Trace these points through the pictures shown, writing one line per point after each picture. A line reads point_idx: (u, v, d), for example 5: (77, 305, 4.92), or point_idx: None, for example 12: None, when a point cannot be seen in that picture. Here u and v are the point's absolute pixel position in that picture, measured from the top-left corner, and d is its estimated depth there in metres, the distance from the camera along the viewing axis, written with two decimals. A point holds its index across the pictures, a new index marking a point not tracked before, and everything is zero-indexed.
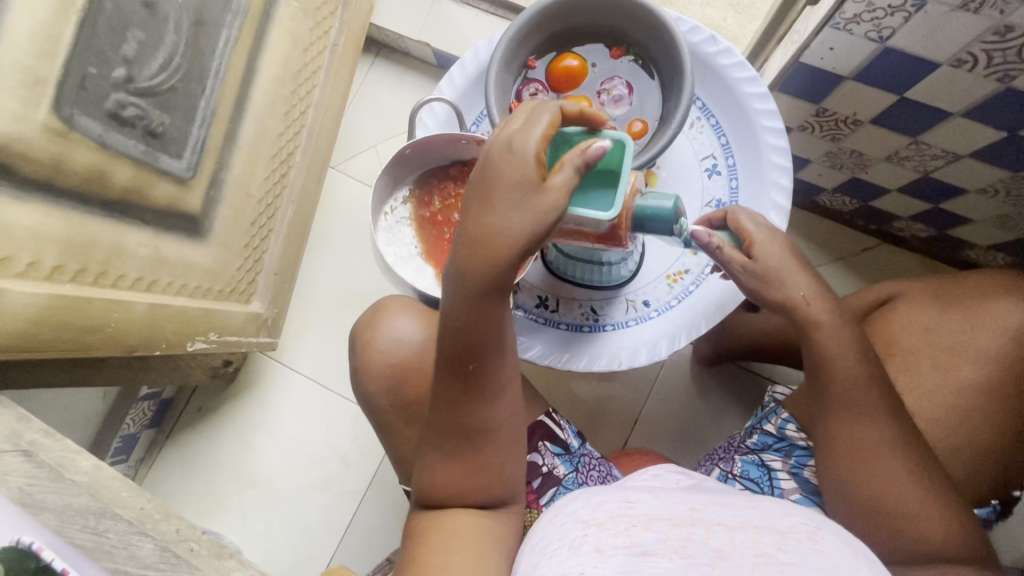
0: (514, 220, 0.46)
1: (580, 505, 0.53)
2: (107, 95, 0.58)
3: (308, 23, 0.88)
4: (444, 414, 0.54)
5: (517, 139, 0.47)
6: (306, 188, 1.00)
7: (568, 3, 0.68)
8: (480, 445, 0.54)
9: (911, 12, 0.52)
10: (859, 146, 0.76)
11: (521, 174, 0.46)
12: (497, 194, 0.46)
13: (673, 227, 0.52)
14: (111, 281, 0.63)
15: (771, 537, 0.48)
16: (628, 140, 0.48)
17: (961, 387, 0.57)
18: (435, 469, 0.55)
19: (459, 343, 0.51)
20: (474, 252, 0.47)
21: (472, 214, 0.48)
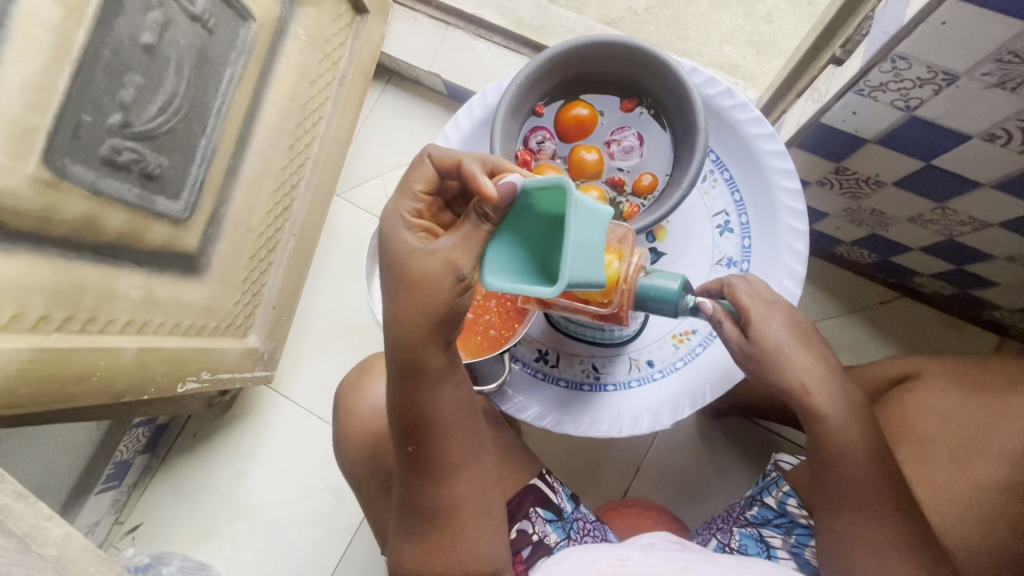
0: (419, 294, 0.45)
1: (572, 562, 0.52)
2: (101, 142, 0.57)
3: (316, 57, 0.86)
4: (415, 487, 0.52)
5: (395, 214, 0.47)
6: (310, 218, 0.98)
7: (579, 52, 0.66)
8: (450, 522, 0.52)
9: (942, 85, 0.49)
10: (880, 205, 0.72)
11: (403, 247, 0.46)
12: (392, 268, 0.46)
13: (677, 309, 0.49)
14: (99, 326, 0.61)
15: None
16: (566, 184, 0.37)
17: (984, 484, 0.52)
18: (410, 542, 0.53)
19: (413, 421, 0.50)
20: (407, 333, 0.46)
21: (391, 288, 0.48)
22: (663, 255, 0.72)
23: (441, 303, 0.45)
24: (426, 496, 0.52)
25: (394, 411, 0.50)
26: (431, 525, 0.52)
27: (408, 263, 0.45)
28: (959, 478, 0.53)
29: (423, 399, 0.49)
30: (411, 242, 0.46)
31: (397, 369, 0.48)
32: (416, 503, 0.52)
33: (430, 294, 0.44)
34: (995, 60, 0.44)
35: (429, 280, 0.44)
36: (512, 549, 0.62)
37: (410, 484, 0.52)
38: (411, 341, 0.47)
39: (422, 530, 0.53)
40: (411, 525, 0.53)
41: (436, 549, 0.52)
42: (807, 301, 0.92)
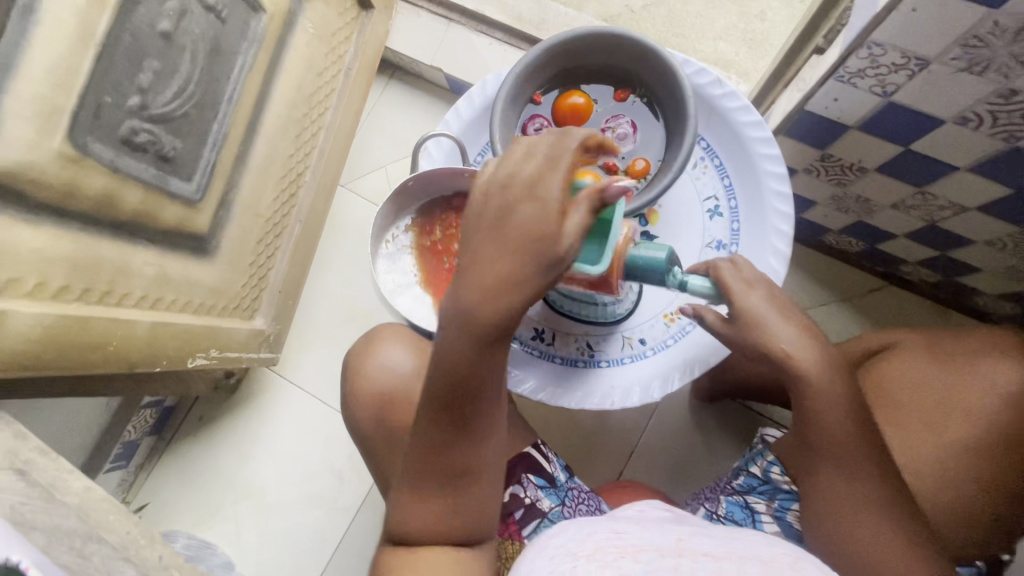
0: (527, 263, 0.43)
1: (569, 537, 0.52)
2: (120, 122, 0.60)
3: (323, 50, 0.90)
4: (435, 451, 0.53)
5: (536, 181, 0.43)
6: (315, 206, 1.02)
7: (576, 42, 0.69)
8: (466, 486, 0.54)
9: (915, 70, 0.52)
10: (865, 191, 0.75)
11: (538, 222, 0.42)
12: (508, 235, 0.44)
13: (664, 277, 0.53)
14: (115, 299, 0.64)
15: (757, 567, 0.47)
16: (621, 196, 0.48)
17: (950, 443, 0.55)
18: (415, 508, 0.55)
19: (462, 385, 0.50)
20: (486, 292, 0.45)
21: (488, 250, 0.45)
22: (655, 238, 0.74)
23: (544, 278, 0.44)
24: (446, 463, 0.53)
25: (443, 374, 0.49)
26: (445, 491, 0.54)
27: (540, 227, 0.43)
28: (929, 440, 0.56)
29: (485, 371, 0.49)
30: (544, 215, 0.42)
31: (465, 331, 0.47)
32: (435, 468, 0.54)
33: (549, 268, 0.43)
34: (962, 45, 0.47)
35: (555, 253, 0.42)
36: (506, 511, 0.66)
37: (426, 453, 0.53)
38: (496, 307, 0.45)
39: (433, 497, 0.54)
40: (424, 492, 0.54)
41: (446, 513, 0.54)
42: (798, 288, 0.95)
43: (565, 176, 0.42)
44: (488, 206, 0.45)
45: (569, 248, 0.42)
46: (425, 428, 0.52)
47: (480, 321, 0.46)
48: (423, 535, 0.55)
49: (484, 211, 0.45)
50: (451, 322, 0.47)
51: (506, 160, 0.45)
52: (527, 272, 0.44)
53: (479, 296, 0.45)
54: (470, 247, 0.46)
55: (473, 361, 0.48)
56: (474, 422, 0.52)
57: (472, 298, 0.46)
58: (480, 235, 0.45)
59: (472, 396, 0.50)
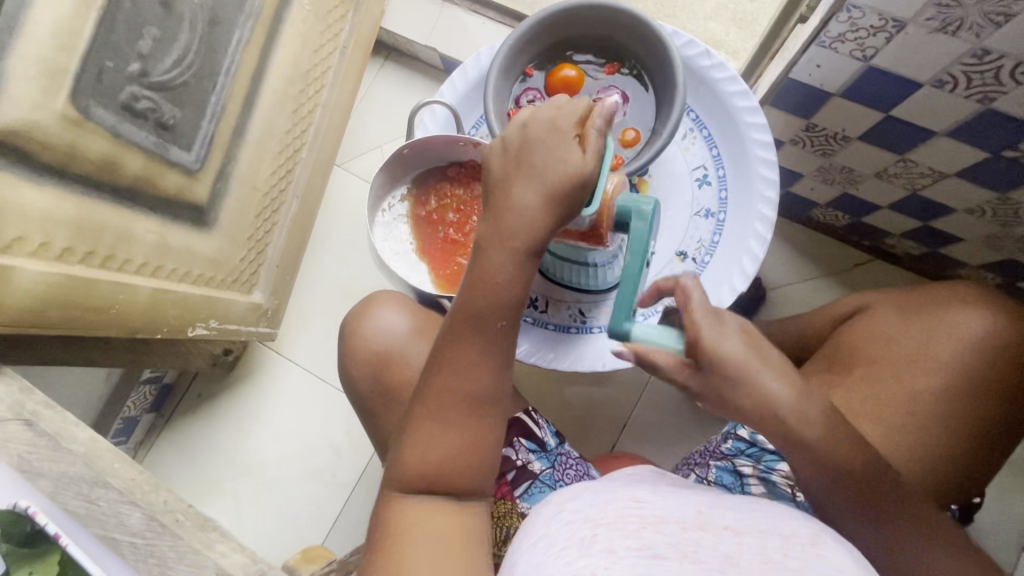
0: (562, 180, 0.51)
1: (586, 501, 0.50)
2: (121, 88, 0.61)
3: (319, 26, 0.91)
4: (449, 396, 0.54)
5: (561, 120, 0.53)
6: (312, 183, 1.03)
7: (567, 14, 0.71)
8: (481, 415, 0.55)
9: (892, 33, 0.54)
10: (849, 162, 0.77)
11: (565, 148, 0.52)
12: (537, 163, 0.52)
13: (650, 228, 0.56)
14: (117, 265, 0.66)
15: (778, 542, 0.47)
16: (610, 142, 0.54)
17: (918, 394, 0.58)
18: (426, 439, 0.54)
19: (489, 311, 0.53)
20: (527, 217, 0.52)
21: (525, 176, 0.52)
22: None
23: (571, 195, 0.52)
24: (459, 391, 0.54)
25: (477, 298, 0.53)
26: (458, 421, 0.54)
27: (562, 152, 0.51)
28: (901, 391, 0.58)
29: (509, 290, 0.53)
30: (571, 147, 0.52)
31: (514, 246, 0.52)
32: (449, 412, 0.54)
33: (570, 179, 0.51)
34: (936, 5, 0.49)
35: (573, 165, 0.51)
36: (498, 473, 0.67)
37: (442, 377, 0.54)
38: (524, 219, 0.52)
39: (444, 423, 0.54)
40: (435, 415, 0.54)
41: (457, 444, 0.54)
42: (785, 262, 0.97)
43: (579, 118, 0.53)
44: (513, 139, 0.54)
45: (590, 166, 0.52)
46: (448, 362, 0.54)
47: (524, 232, 0.52)
48: (432, 482, 0.54)
49: (510, 146, 0.54)
50: (483, 241, 0.53)
51: (530, 112, 0.55)
52: (550, 185, 0.51)
53: (508, 214, 0.52)
54: (499, 179, 0.54)
55: (499, 270, 0.53)
56: (495, 347, 0.54)
57: (503, 217, 0.52)
58: (507, 168, 0.54)
59: (493, 315, 0.53)
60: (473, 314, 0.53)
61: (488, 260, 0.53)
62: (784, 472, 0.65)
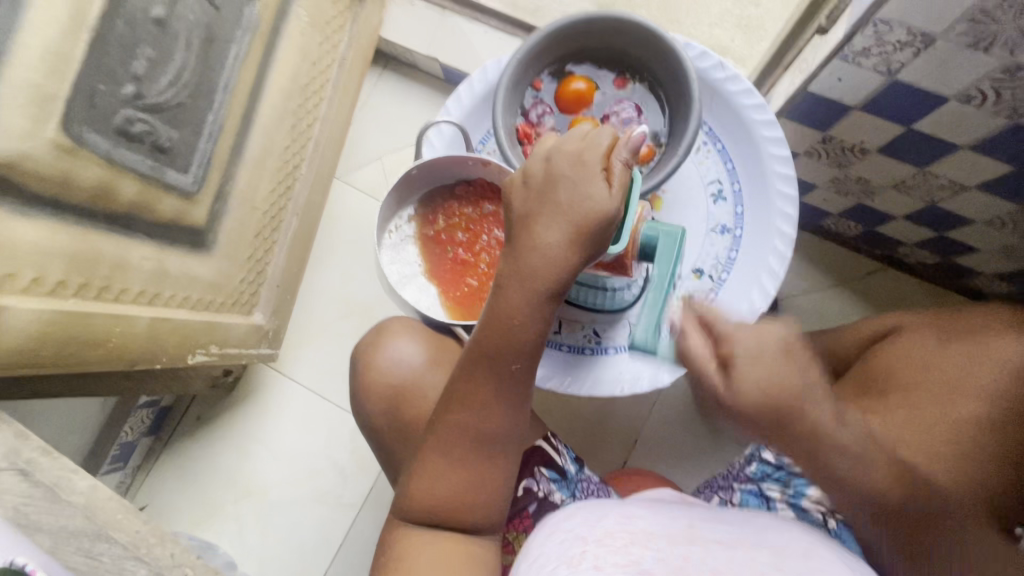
0: (586, 216, 0.49)
1: (578, 521, 0.50)
2: (115, 112, 0.58)
3: (317, 39, 0.88)
4: (463, 431, 0.52)
5: (588, 154, 0.51)
6: (311, 199, 1.00)
7: (578, 27, 0.69)
8: (494, 454, 0.53)
9: (921, 48, 0.52)
10: (866, 174, 0.76)
11: (592, 184, 0.49)
12: (561, 198, 0.50)
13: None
14: (114, 295, 0.63)
15: (767, 555, 0.46)
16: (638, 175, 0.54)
17: (965, 421, 0.56)
18: (436, 477, 0.52)
19: (504, 346, 0.51)
20: (546, 253, 0.50)
21: (548, 210, 0.50)
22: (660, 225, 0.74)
23: (596, 230, 0.49)
24: (476, 431, 0.52)
25: (495, 332, 0.51)
26: (472, 461, 0.52)
27: (588, 191, 0.49)
28: (940, 416, 0.57)
29: (528, 328, 0.51)
30: (598, 183, 0.49)
31: (535, 281, 0.50)
32: (462, 448, 0.52)
33: (595, 218, 0.48)
34: (970, 20, 0.48)
35: (597, 202, 0.49)
36: (519, 506, 0.64)
37: (454, 415, 0.53)
38: (545, 259, 0.50)
39: (457, 463, 0.52)
40: (448, 457, 0.52)
41: (469, 484, 0.53)
42: (797, 273, 0.96)
43: (605, 150, 0.51)
44: (537, 173, 0.52)
45: (617, 202, 0.49)
46: (463, 398, 0.52)
47: (543, 269, 0.50)
48: (439, 520, 0.53)
49: (533, 178, 0.52)
50: (501, 277, 0.51)
51: (556, 141, 0.53)
52: (575, 223, 0.49)
53: (530, 253, 0.50)
54: (519, 215, 0.52)
55: (517, 311, 0.50)
56: (512, 385, 0.52)
57: (523, 255, 0.50)
58: (528, 203, 0.52)
59: (508, 354, 0.51)
60: (488, 348, 0.51)
61: (509, 295, 0.51)
62: (815, 497, 0.62)
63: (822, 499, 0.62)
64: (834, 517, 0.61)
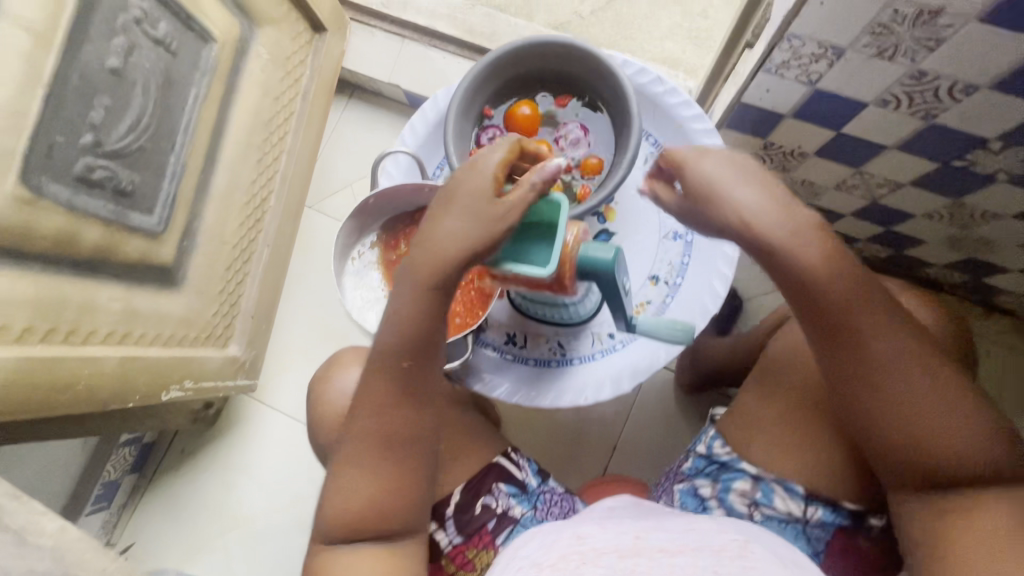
0: (471, 216, 0.50)
1: (534, 547, 0.52)
2: (75, 160, 0.60)
3: (277, 74, 0.92)
4: (371, 430, 0.55)
5: (476, 163, 0.52)
6: (283, 228, 1.01)
7: (519, 53, 0.72)
8: (398, 456, 0.55)
9: (833, 59, 0.55)
10: (808, 176, 0.79)
11: (479, 193, 0.50)
12: (454, 206, 0.51)
13: (613, 277, 0.53)
14: (82, 337, 0.64)
15: (707, 559, 0.48)
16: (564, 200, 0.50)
17: None
18: (347, 484, 0.55)
19: (403, 343, 0.53)
20: (429, 253, 0.51)
21: (442, 216, 0.52)
22: (614, 234, 0.77)
23: (477, 221, 0.50)
24: (377, 434, 0.55)
25: (389, 332, 0.54)
26: (377, 466, 0.55)
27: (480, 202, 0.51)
28: None
29: (412, 328, 0.53)
30: (481, 182, 0.51)
31: (427, 275, 0.52)
32: (370, 444, 0.55)
33: (480, 216, 0.50)
34: (871, 33, 0.51)
35: (480, 206, 0.50)
36: (478, 523, 0.66)
37: (361, 417, 0.55)
38: (430, 257, 0.51)
39: (362, 466, 0.55)
40: (352, 459, 0.55)
41: (379, 487, 0.55)
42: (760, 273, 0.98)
43: (501, 162, 0.51)
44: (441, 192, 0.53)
45: (507, 210, 0.49)
46: (370, 396, 0.55)
47: (429, 262, 0.51)
48: (348, 528, 0.56)
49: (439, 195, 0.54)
50: (400, 281, 0.54)
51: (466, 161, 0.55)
52: (464, 225, 0.50)
53: (421, 252, 0.52)
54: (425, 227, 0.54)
55: (410, 311, 0.53)
56: (411, 382, 0.55)
57: (411, 250, 0.52)
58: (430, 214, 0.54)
59: (400, 354, 0.54)
60: (387, 346, 0.54)
61: (402, 290, 0.53)
62: (739, 490, 0.62)
63: (746, 492, 0.62)
64: (757, 509, 0.61)
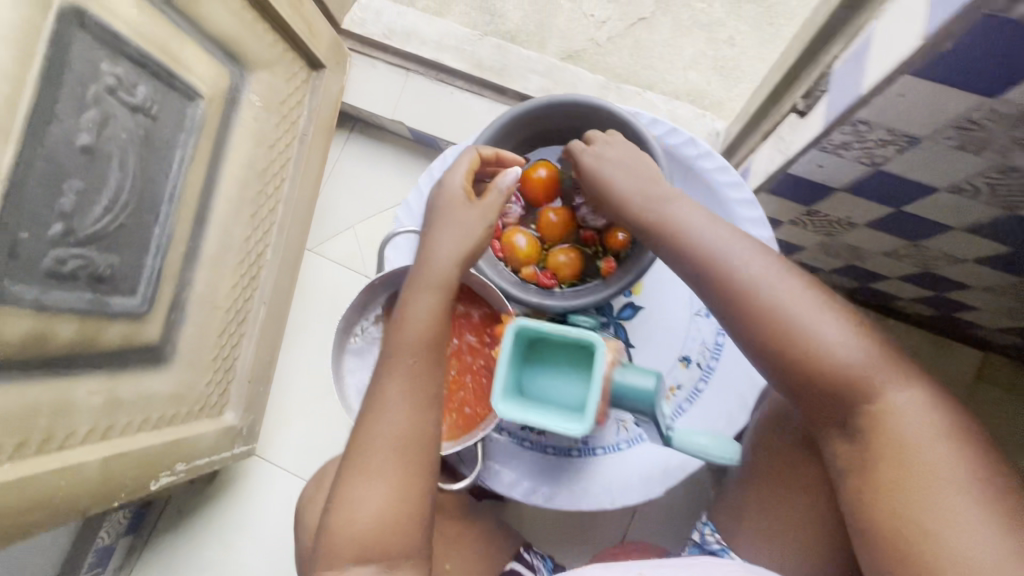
0: (461, 224, 0.59)
1: None
2: (43, 255, 0.54)
3: (273, 121, 0.83)
4: (378, 436, 0.53)
5: (451, 176, 0.61)
6: (281, 282, 0.94)
7: (537, 113, 0.65)
8: (411, 460, 0.53)
9: (905, 146, 0.48)
10: (855, 241, 0.72)
11: (459, 197, 0.60)
12: (442, 216, 0.60)
13: (654, 408, 0.46)
14: (59, 442, 0.59)
15: None
16: (600, 342, 0.43)
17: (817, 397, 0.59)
18: (353, 501, 0.52)
19: (413, 344, 0.55)
20: (427, 259, 0.58)
21: (435, 225, 0.60)
22: (640, 309, 0.71)
23: (473, 227, 0.59)
24: (388, 435, 0.53)
25: (397, 337, 0.56)
26: (389, 470, 0.53)
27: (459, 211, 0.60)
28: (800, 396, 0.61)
29: (424, 329, 0.56)
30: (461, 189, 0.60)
31: (432, 278, 0.57)
32: (377, 450, 0.53)
33: (471, 220, 0.59)
34: (957, 128, 0.43)
35: (468, 214, 0.60)
36: None
37: (368, 422, 0.54)
38: (432, 260, 0.58)
39: (370, 475, 0.53)
40: (363, 465, 0.53)
41: (391, 494, 0.52)
42: None
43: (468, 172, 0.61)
44: (429, 208, 0.62)
45: (488, 212, 0.60)
46: (374, 402, 0.54)
47: (432, 265, 0.57)
48: (355, 552, 0.51)
49: (429, 211, 0.62)
50: (405, 290, 0.58)
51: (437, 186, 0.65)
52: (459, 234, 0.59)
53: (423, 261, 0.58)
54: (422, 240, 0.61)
55: (417, 313, 0.56)
56: (416, 383, 0.55)
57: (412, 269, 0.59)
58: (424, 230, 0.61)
59: (406, 356, 0.54)
60: (396, 351, 0.55)
61: (409, 297, 0.57)
62: None
63: None
64: None
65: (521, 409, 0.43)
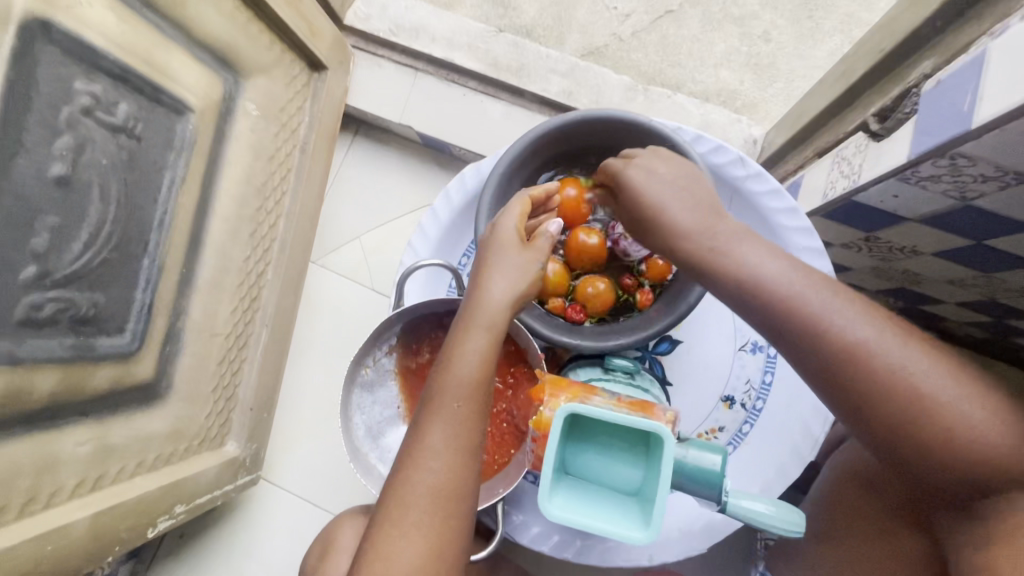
0: (512, 270, 0.51)
1: None
2: (15, 302, 0.49)
3: (272, 130, 0.76)
4: (416, 491, 0.45)
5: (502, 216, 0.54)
6: (284, 302, 0.87)
7: (572, 131, 0.58)
8: (449, 515, 0.46)
9: (1009, 183, 0.43)
10: (915, 268, 0.65)
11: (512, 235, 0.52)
12: (491, 256, 0.52)
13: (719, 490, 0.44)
14: (43, 501, 0.54)
15: None
16: (667, 435, 0.36)
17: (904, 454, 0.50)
18: (386, 556, 0.45)
19: (460, 392, 0.47)
20: (479, 298, 0.50)
21: (482, 263, 0.52)
22: (679, 343, 0.64)
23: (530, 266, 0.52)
24: (428, 487, 0.46)
25: (443, 384, 0.48)
26: (429, 526, 0.45)
27: (512, 240, 0.52)
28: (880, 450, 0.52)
29: (472, 375, 0.48)
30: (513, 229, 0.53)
31: (483, 319, 0.49)
32: (415, 503, 0.45)
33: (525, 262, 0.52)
34: None
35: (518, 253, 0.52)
36: None
37: (407, 473, 0.46)
38: (483, 300, 0.50)
39: (407, 530, 0.45)
40: (401, 519, 0.45)
41: (427, 554, 0.45)
42: None
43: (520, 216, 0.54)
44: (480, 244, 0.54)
45: (538, 257, 0.53)
46: (414, 451, 0.47)
47: (483, 305, 0.49)
48: None
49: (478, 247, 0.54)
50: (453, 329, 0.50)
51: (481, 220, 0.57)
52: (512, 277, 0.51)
53: (474, 299, 0.50)
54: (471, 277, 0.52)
55: (468, 357, 0.48)
56: (464, 432, 0.47)
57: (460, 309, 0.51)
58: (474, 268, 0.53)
59: (453, 404, 0.47)
60: (443, 400, 0.47)
61: (456, 339, 0.49)
62: None
63: None
64: None
65: (570, 503, 0.38)
